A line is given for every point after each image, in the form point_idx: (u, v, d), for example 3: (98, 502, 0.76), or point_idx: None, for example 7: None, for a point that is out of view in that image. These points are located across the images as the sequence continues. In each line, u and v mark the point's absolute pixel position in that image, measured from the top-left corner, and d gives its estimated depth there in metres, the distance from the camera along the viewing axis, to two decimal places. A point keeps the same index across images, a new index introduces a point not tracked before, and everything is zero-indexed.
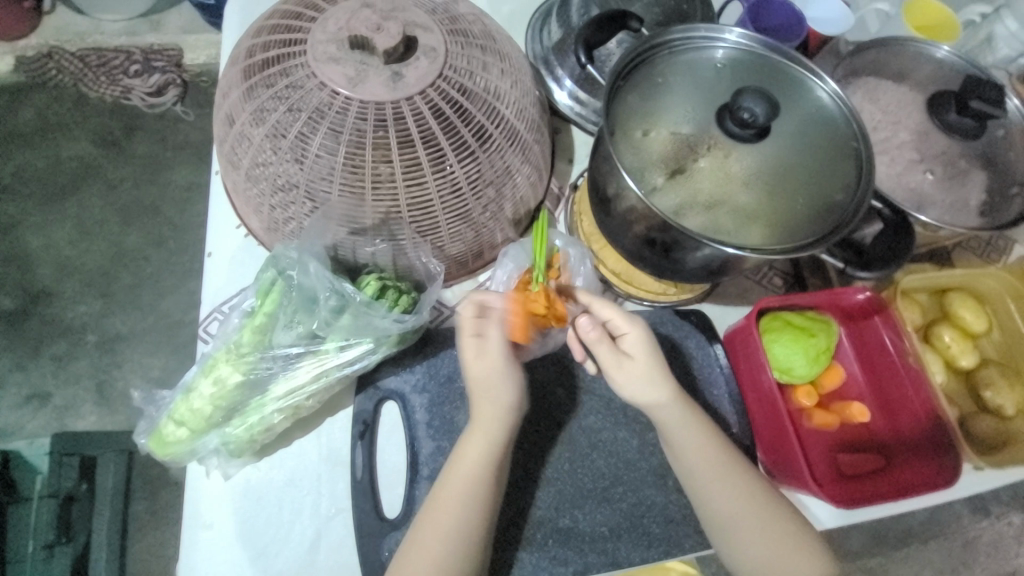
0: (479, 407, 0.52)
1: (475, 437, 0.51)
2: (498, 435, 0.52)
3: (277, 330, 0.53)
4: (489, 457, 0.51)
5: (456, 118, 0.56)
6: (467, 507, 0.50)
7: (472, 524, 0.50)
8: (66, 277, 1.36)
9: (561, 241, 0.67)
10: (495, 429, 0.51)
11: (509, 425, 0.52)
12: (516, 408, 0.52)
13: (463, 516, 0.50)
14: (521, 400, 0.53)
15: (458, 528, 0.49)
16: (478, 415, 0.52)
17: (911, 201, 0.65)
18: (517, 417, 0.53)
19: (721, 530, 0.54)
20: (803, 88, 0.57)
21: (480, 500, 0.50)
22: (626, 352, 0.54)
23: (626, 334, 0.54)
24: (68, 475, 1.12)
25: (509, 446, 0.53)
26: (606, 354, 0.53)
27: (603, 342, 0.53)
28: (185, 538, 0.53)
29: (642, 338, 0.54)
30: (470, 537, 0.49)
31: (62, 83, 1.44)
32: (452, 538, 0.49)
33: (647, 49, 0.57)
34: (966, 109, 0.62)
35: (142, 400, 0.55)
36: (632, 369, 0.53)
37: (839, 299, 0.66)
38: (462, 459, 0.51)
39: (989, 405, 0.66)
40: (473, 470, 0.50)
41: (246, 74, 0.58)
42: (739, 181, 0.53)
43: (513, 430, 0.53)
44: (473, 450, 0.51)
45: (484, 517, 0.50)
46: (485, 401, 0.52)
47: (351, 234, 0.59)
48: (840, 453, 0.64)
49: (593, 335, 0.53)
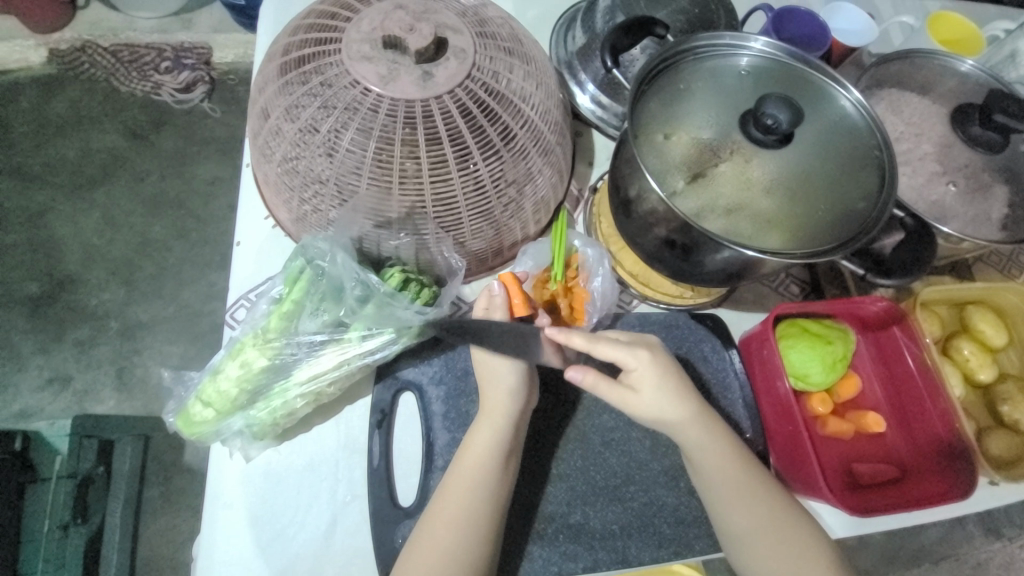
0: (490, 398, 0.55)
1: (484, 424, 0.54)
2: (505, 421, 0.54)
3: (303, 317, 0.55)
4: (497, 443, 0.53)
5: (482, 117, 0.58)
6: (476, 494, 0.51)
7: (481, 508, 0.51)
8: (91, 265, 1.40)
9: (580, 241, 0.69)
10: (501, 416, 0.54)
11: (516, 412, 0.54)
12: (521, 396, 0.55)
13: (473, 500, 0.51)
14: (527, 388, 0.56)
15: (468, 512, 0.50)
16: (486, 405, 0.55)
17: (932, 213, 0.65)
18: (524, 406, 0.55)
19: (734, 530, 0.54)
20: (826, 97, 0.58)
21: (490, 485, 0.52)
22: (631, 385, 0.54)
23: (632, 370, 0.54)
24: (85, 457, 1.15)
25: (517, 434, 0.55)
26: (611, 392, 0.53)
27: (603, 382, 0.53)
28: (207, 516, 0.55)
29: (650, 372, 0.54)
30: (478, 520, 0.51)
31: (95, 76, 1.49)
32: (462, 522, 0.50)
33: (672, 55, 0.58)
34: (991, 121, 0.62)
35: (171, 380, 0.57)
36: (638, 402, 0.54)
37: (856, 307, 0.66)
38: (472, 445, 0.53)
39: (1008, 420, 0.66)
40: (482, 455, 0.52)
41: (281, 70, 0.60)
42: (760, 186, 0.54)
43: (520, 418, 0.55)
44: (482, 436, 0.53)
45: (494, 503, 0.52)
46: (490, 389, 0.55)
47: (376, 228, 0.61)
48: (854, 461, 0.64)
49: (588, 380, 0.52)
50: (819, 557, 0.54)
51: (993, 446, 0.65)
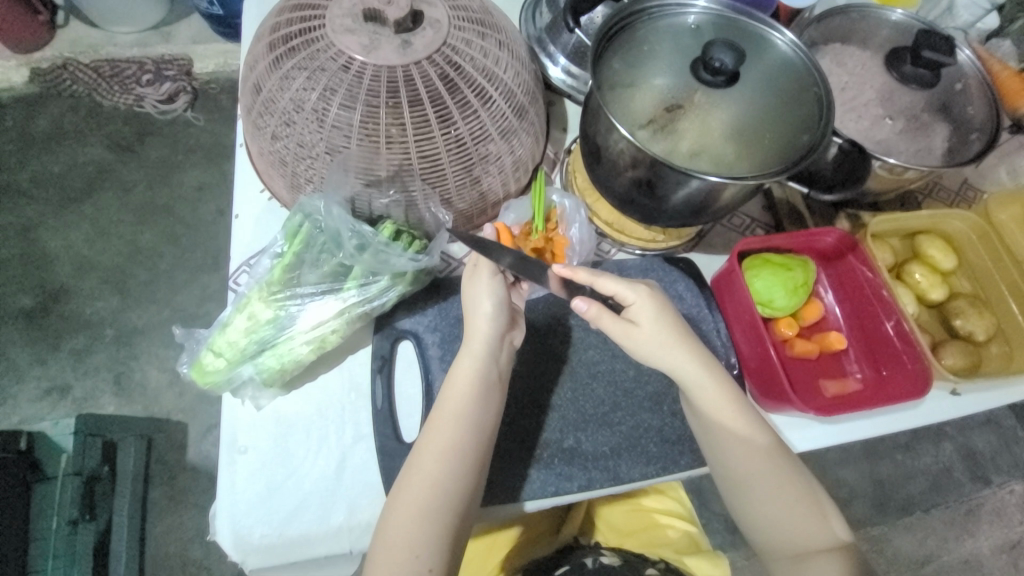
0: (472, 330, 0.59)
1: (464, 355, 0.58)
2: (485, 351, 0.58)
3: (304, 269, 0.60)
4: (475, 371, 0.57)
5: (459, 80, 0.63)
6: (460, 420, 0.55)
7: (465, 432, 0.55)
8: (84, 275, 1.42)
9: (558, 196, 0.74)
10: (480, 346, 0.58)
11: (494, 343, 0.59)
12: (500, 328, 0.59)
13: (458, 425, 0.55)
14: (505, 320, 0.60)
15: (454, 436, 0.55)
16: (468, 338, 0.59)
17: (878, 151, 0.71)
18: (503, 337, 0.60)
19: (713, 440, 0.59)
20: (768, 44, 0.64)
21: (472, 410, 0.56)
22: (631, 319, 0.59)
23: (631, 304, 0.59)
24: (92, 455, 1.17)
25: (498, 363, 0.59)
26: (614, 325, 0.59)
27: (606, 316, 0.58)
28: (223, 460, 0.58)
29: (647, 306, 0.59)
30: (462, 443, 0.55)
31: (76, 93, 1.52)
32: (449, 447, 0.55)
33: (627, 16, 0.64)
34: (919, 58, 0.69)
35: (184, 336, 0.61)
36: (638, 335, 0.58)
37: (813, 240, 0.72)
38: (455, 375, 0.57)
39: (961, 332, 0.72)
40: (464, 384, 0.56)
41: (269, 49, 0.65)
42: (714, 124, 0.60)
43: (499, 348, 0.59)
44: (463, 366, 0.57)
45: (478, 427, 0.56)
46: (470, 323, 0.59)
47: (366, 187, 0.65)
48: (821, 378, 0.70)
49: (593, 311, 0.57)
50: (782, 461, 0.59)
51: (947, 356, 0.70)
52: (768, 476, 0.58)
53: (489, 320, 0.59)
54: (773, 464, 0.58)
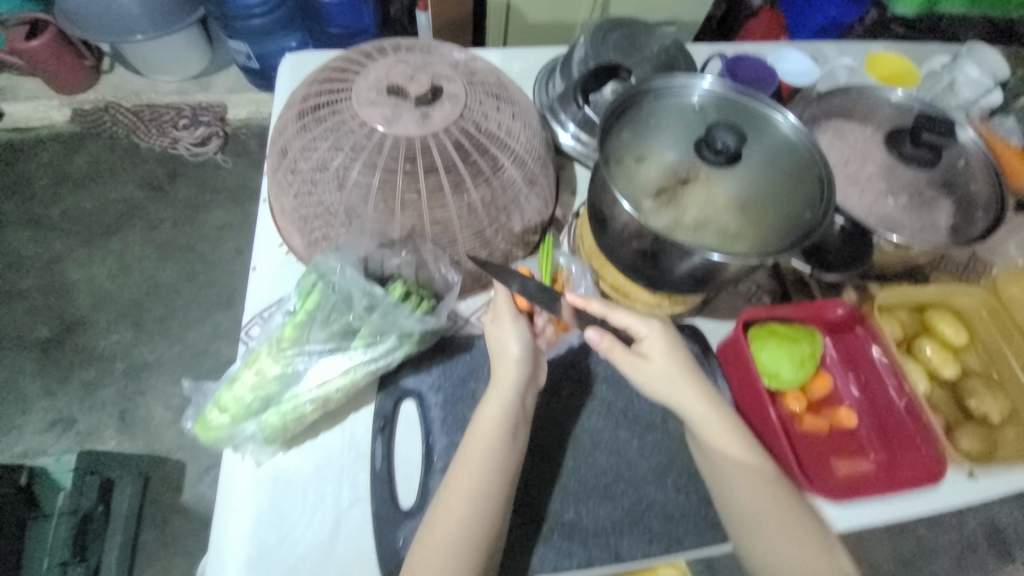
0: (498, 370, 0.58)
1: (493, 395, 0.57)
2: (514, 392, 0.57)
3: (314, 327, 0.60)
4: (504, 412, 0.56)
5: (473, 151, 0.66)
6: (491, 462, 0.54)
7: (494, 475, 0.54)
8: (102, 308, 1.46)
9: (565, 259, 0.77)
10: (509, 386, 0.57)
11: (522, 383, 0.58)
12: (528, 368, 0.59)
13: (488, 467, 0.54)
14: (532, 361, 0.59)
15: (484, 480, 0.53)
16: (495, 376, 0.58)
17: (883, 225, 0.72)
18: (530, 378, 0.59)
19: (723, 491, 0.58)
20: (771, 125, 0.66)
21: (500, 454, 0.55)
22: (644, 353, 0.60)
23: (644, 338, 0.61)
24: (88, 494, 1.16)
25: (523, 405, 0.58)
26: (625, 359, 0.60)
27: (618, 348, 0.60)
28: (218, 518, 0.58)
29: (659, 341, 0.60)
30: (492, 487, 0.54)
31: (115, 134, 1.62)
32: (476, 491, 0.53)
33: (634, 95, 0.67)
34: (920, 139, 0.70)
35: (191, 390, 0.62)
36: (648, 368, 0.59)
37: (820, 312, 0.72)
38: (483, 415, 0.56)
39: (976, 413, 0.70)
40: (492, 424, 0.55)
41: (298, 116, 0.69)
42: (718, 201, 0.62)
43: (527, 389, 0.58)
44: (491, 406, 0.56)
45: (504, 470, 0.55)
46: (499, 361, 0.58)
47: (380, 247, 0.67)
48: (835, 456, 0.67)
49: (604, 342, 0.60)
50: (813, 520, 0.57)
51: (963, 439, 0.68)
52: (797, 533, 0.56)
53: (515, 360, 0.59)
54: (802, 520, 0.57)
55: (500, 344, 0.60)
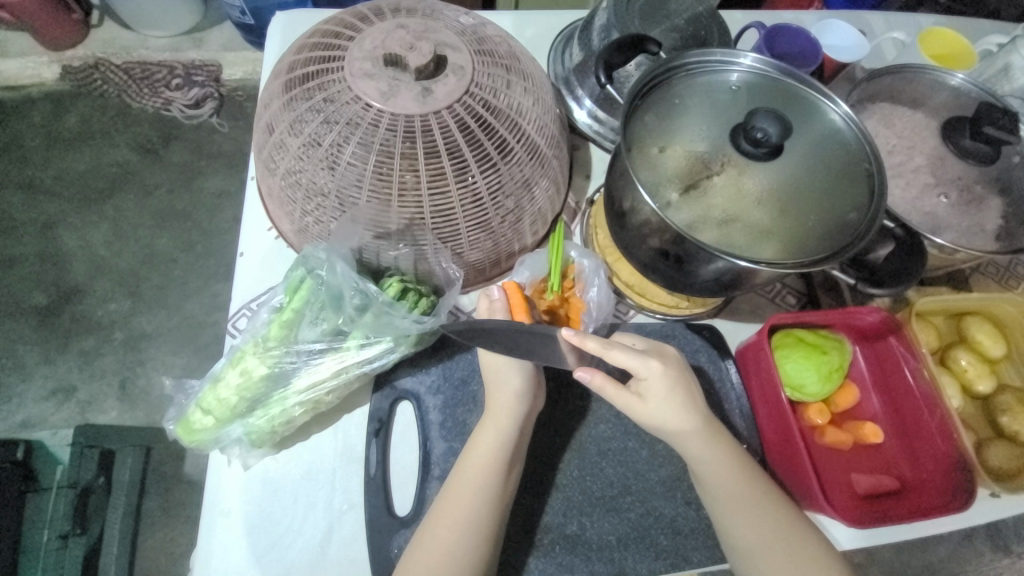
0: (496, 402, 0.56)
1: (488, 425, 0.55)
2: (511, 422, 0.55)
3: (302, 326, 0.56)
4: (497, 443, 0.54)
5: (479, 131, 0.59)
6: (479, 495, 0.52)
7: (482, 508, 0.52)
8: (97, 276, 1.41)
9: (577, 252, 0.69)
10: (506, 417, 0.55)
11: (520, 416, 0.56)
12: (526, 399, 0.57)
13: (476, 499, 0.52)
14: (530, 392, 0.57)
15: (472, 511, 0.52)
16: (491, 405, 0.56)
17: (926, 225, 0.65)
18: (529, 409, 0.57)
19: (723, 525, 0.55)
20: (816, 111, 0.59)
21: (492, 486, 0.53)
22: (640, 393, 0.55)
23: (644, 379, 0.55)
24: (86, 467, 1.15)
25: (520, 438, 0.56)
26: (618, 396, 0.55)
27: (610, 387, 0.55)
28: (204, 522, 0.55)
29: (659, 382, 0.55)
30: (479, 519, 0.51)
31: (106, 93, 1.52)
32: (462, 523, 0.51)
33: (665, 71, 0.60)
34: (980, 134, 0.63)
35: (173, 388, 0.59)
36: (642, 411, 0.55)
37: (853, 317, 0.66)
38: (476, 445, 0.55)
39: (1007, 431, 0.66)
40: (484, 455, 0.54)
41: (286, 87, 0.63)
42: (753, 196, 0.55)
43: (525, 422, 0.56)
44: (485, 436, 0.55)
45: (495, 503, 0.53)
46: (496, 390, 0.57)
47: (376, 238, 0.62)
48: (853, 472, 0.64)
49: (596, 382, 0.54)
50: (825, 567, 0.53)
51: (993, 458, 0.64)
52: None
53: (507, 388, 0.57)
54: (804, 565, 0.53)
55: (496, 373, 0.58)
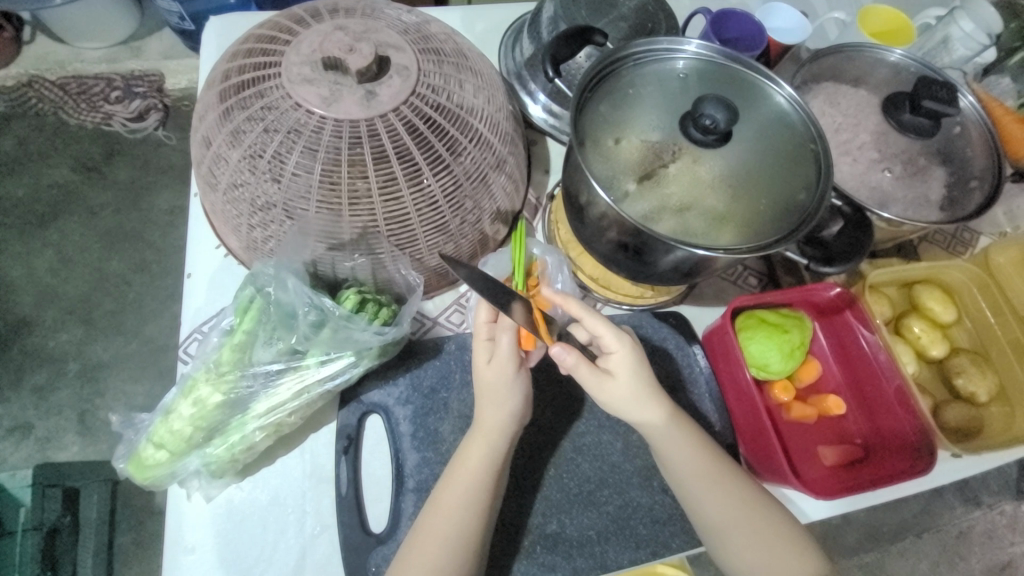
0: (485, 418, 0.54)
1: (476, 442, 0.53)
2: (501, 439, 0.54)
3: (256, 347, 0.54)
4: (487, 461, 0.53)
5: (429, 133, 0.57)
6: (467, 512, 0.51)
7: (469, 527, 0.51)
8: (46, 306, 1.32)
9: (540, 249, 0.69)
10: (497, 436, 0.53)
11: (509, 432, 0.54)
12: (518, 416, 0.55)
13: (464, 518, 0.51)
14: (523, 407, 0.55)
15: (458, 531, 0.51)
16: (482, 422, 0.54)
17: (873, 199, 0.67)
18: (518, 425, 0.55)
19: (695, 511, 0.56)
20: (762, 94, 0.60)
21: (481, 506, 0.52)
22: (608, 370, 0.55)
23: (613, 353, 0.55)
24: (50, 507, 1.13)
25: (507, 454, 0.55)
26: (589, 375, 0.55)
27: (584, 365, 0.54)
28: (167, 561, 0.53)
29: (628, 358, 0.55)
30: (467, 540, 0.51)
31: (41, 111, 1.44)
32: (449, 540, 0.50)
33: (612, 62, 0.59)
34: (920, 108, 0.65)
35: (121, 424, 0.56)
36: (613, 387, 0.54)
37: (810, 294, 0.68)
38: (464, 462, 0.53)
39: (963, 392, 0.69)
40: (475, 475, 0.52)
41: (221, 97, 0.59)
42: (706, 183, 0.55)
43: (513, 437, 0.55)
44: (473, 454, 0.53)
45: (482, 520, 0.52)
46: (489, 408, 0.54)
47: (329, 250, 0.60)
48: (819, 445, 0.66)
49: (571, 359, 0.54)
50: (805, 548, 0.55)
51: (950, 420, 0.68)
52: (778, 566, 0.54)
53: (498, 402, 0.54)
54: (790, 551, 0.54)
55: (489, 384, 0.54)
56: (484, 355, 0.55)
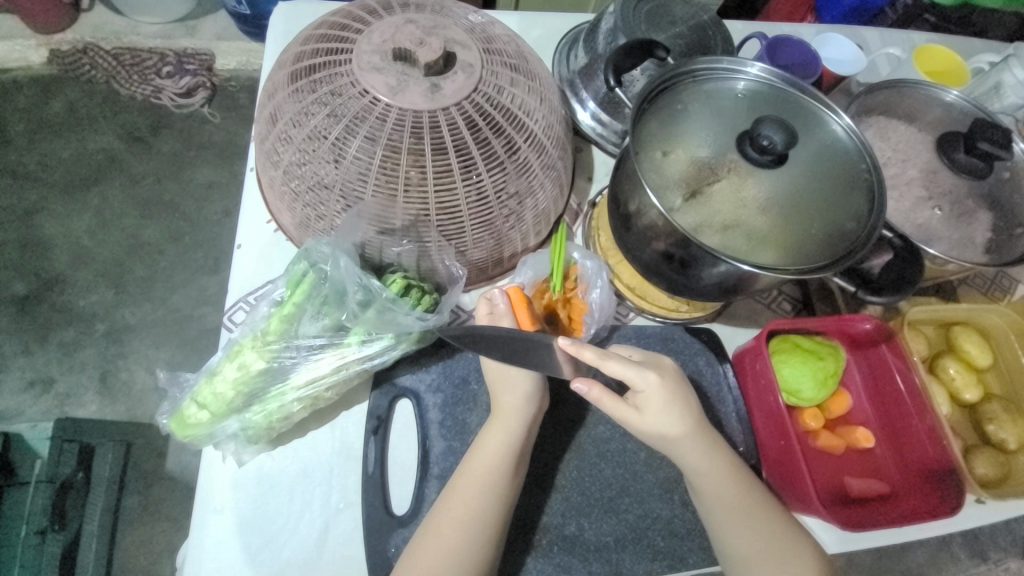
0: (504, 402, 0.56)
1: (496, 426, 0.55)
2: (519, 425, 0.55)
3: (303, 321, 0.56)
4: (506, 445, 0.54)
5: (488, 130, 0.59)
6: (487, 497, 0.52)
7: (485, 510, 0.52)
8: (80, 265, 1.36)
9: (579, 254, 0.70)
10: (515, 420, 0.55)
11: (528, 418, 0.56)
12: (535, 402, 0.57)
13: (481, 500, 0.52)
14: (541, 393, 0.58)
15: (475, 510, 0.52)
16: (500, 407, 0.56)
17: (919, 236, 0.67)
18: (537, 413, 0.57)
19: (709, 519, 0.56)
20: (819, 121, 0.61)
21: (497, 489, 0.52)
22: (637, 405, 0.56)
23: (640, 391, 0.55)
24: (66, 462, 1.07)
25: (527, 442, 0.56)
26: (615, 407, 0.55)
27: (608, 397, 0.55)
28: (196, 519, 0.54)
29: (657, 396, 0.55)
30: (483, 520, 0.51)
31: (94, 78, 1.48)
32: (466, 522, 0.51)
33: (672, 77, 0.60)
34: (975, 149, 0.64)
35: (167, 382, 0.58)
36: (638, 422, 0.55)
37: (846, 325, 0.68)
38: (484, 446, 0.54)
39: (994, 439, 0.68)
40: (491, 459, 0.53)
41: (291, 78, 0.62)
42: (756, 204, 0.56)
43: (532, 424, 0.56)
44: (493, 437, 0.55)
45: (500, 505, 0.52)
46: (507, 393, 0.57)
47: (379, 234, 0.61)
48: (844, 475, 0.66)
49: (594, 393, 0.54)
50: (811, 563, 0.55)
51: (979, 465, 0.67)
52: None
53: (511, 385, 0.57)
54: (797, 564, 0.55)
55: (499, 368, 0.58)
56: None
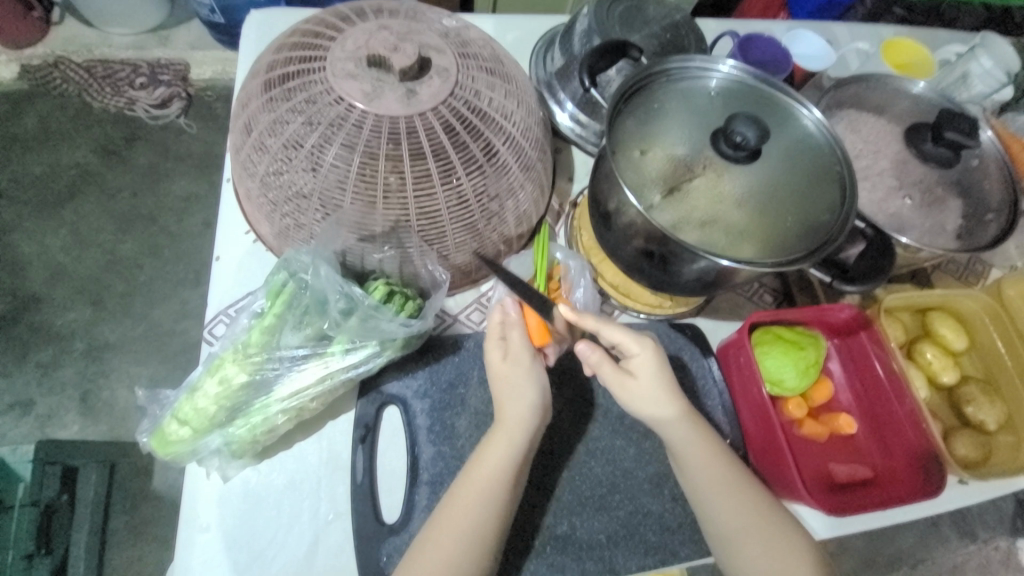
0: (508, 412, 0.55)
1: (499, 436, 0.54)
2: (522, 434, 0.54)
3: (285, 331, 0.55)
4: (508, 455, 0.53)
5: (465, 134, 0.59)
6: (487, 507, 0.52)
7: (485, 519, 0.51)
8: (57, 283, 1.33)
9: (562, 254, 0.71)
10: (518, 430, 0.54)
11: (531, 427, 0.55)
12: (539, 410, 0.56)
13: (481, 510, 0.52)
14: (544, 401, 0.57)
15: (475, 520, 0.51)
16: (503, 417, 0.55)
17: (891, 225, 0.68)
18: (540, 421, 0.56)
19: (706, 516, 0.56)
20: (790, 116, 0.62)
21: (498, 499, 0.52)
22: (631, 371, 0.57)
23: (635, 356, 0.57)
24: (49, 485, 1.08)
25: (528, 450, 0.55)
26: (611, 376, 0.57)
27: (607, 364, 0.57)
28: (182, 538, 0.53)
29: (650, 361, 0.56)
30: (483, 530, 0.51)
31: (66, 92, 1.45)
32: (465, 532, 0.51)
33: (646, 76, 0.61)
34: (942, 138, 0.66)
35: (147, 400, 0.57)
36: (635, 387, 0.56)
37: (825, 314, 0.69)
38: (485, 456, 0.54)
39: (972, 420, 0.70)
40: (492, 469, 0.53)
41: (265, 87, 0.61)
42: (732, 199, 0.57)
43: (535, 432, 0.55)
44: (495, 448, 0.54)
45: (499, 513, 0.52)
46: (510, 402, 0.55)
47: (360, 241, 0.61)
48: (829, 462, 0.67)
49: (594, 357, 0.57)
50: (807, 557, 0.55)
51: (960, 446, 0.69)
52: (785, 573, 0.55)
53: (516, 393, 0.56)
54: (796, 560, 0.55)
55: (505, 375, 0.57)
56: (498, 353, 0.57)
